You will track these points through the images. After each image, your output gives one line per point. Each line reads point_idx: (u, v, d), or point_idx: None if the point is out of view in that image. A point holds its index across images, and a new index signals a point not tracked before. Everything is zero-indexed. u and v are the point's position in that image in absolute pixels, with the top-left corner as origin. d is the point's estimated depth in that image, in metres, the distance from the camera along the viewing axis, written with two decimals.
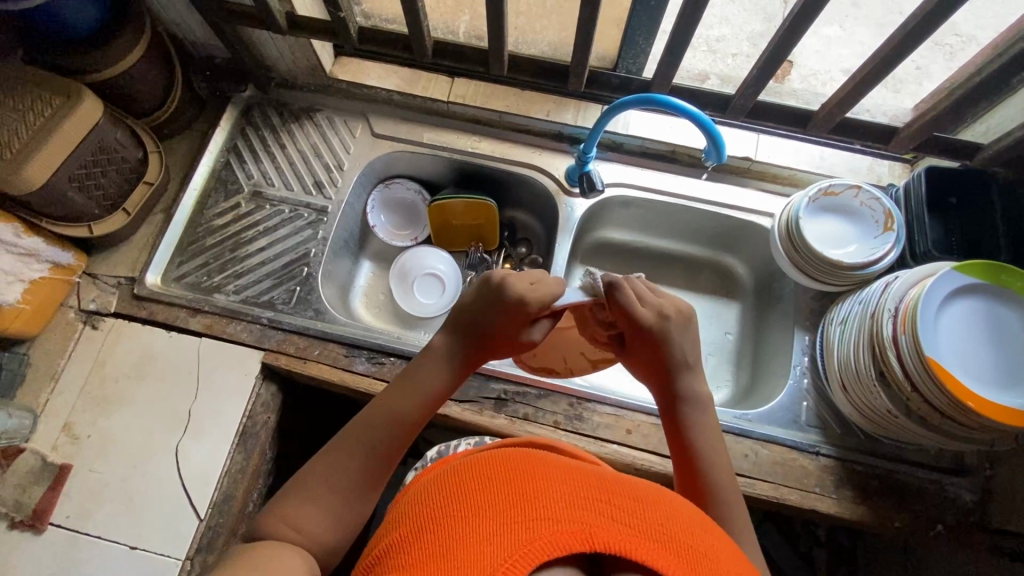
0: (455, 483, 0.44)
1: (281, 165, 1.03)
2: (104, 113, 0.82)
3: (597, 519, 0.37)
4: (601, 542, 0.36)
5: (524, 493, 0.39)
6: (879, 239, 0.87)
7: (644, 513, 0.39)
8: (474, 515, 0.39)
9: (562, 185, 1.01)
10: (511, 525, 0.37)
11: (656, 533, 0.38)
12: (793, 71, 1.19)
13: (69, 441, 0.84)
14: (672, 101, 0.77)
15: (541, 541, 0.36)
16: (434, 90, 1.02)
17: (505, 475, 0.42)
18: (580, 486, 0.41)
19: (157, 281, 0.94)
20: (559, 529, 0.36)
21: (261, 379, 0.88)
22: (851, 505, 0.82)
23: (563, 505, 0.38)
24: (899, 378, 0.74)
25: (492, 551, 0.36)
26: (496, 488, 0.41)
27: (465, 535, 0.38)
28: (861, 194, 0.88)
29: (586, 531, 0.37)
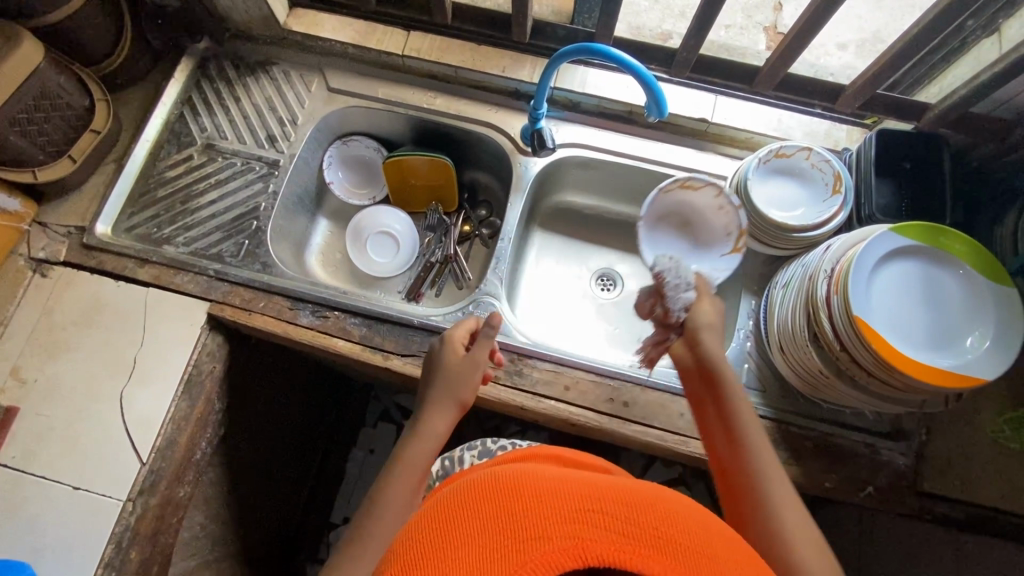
0: (443, 512, 0.43)
1: (234, 118, 1.02)
2: (45, 57, 0.82)
3: (588, 532, 0.38)
4: (596, 556, 0.37)
5: (513, 518, 0.40)
6: (827, 202, 0.86)
7: (638, 517, 0.39)
8: (464, 547, 0.39)
9: (517, 144, 1.00)
10: (505, 554, 0.37)
11: (653, 538, 0.38)
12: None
13: (17, 384, 0.86)
14: (612, 52, 0.75)
15: (536, 565, 0.37)
16: (389, 43, 1.00)
17: (490, 498, 0.42)
18: (568, 492, 0.41)
19: (107, 232, 0.94)
20: (554, 549, 0.37)
21: (206, 329, 0.89)
22: (784, 465, 0.82)
23: (555, 521, 0.38)
24: (830, 339, 0.74)
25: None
26: (485, 513, 0.41)
27: (461, 565, 0.38)
28: (812, 156, 0.87)
29: (579, 546, 0.37)
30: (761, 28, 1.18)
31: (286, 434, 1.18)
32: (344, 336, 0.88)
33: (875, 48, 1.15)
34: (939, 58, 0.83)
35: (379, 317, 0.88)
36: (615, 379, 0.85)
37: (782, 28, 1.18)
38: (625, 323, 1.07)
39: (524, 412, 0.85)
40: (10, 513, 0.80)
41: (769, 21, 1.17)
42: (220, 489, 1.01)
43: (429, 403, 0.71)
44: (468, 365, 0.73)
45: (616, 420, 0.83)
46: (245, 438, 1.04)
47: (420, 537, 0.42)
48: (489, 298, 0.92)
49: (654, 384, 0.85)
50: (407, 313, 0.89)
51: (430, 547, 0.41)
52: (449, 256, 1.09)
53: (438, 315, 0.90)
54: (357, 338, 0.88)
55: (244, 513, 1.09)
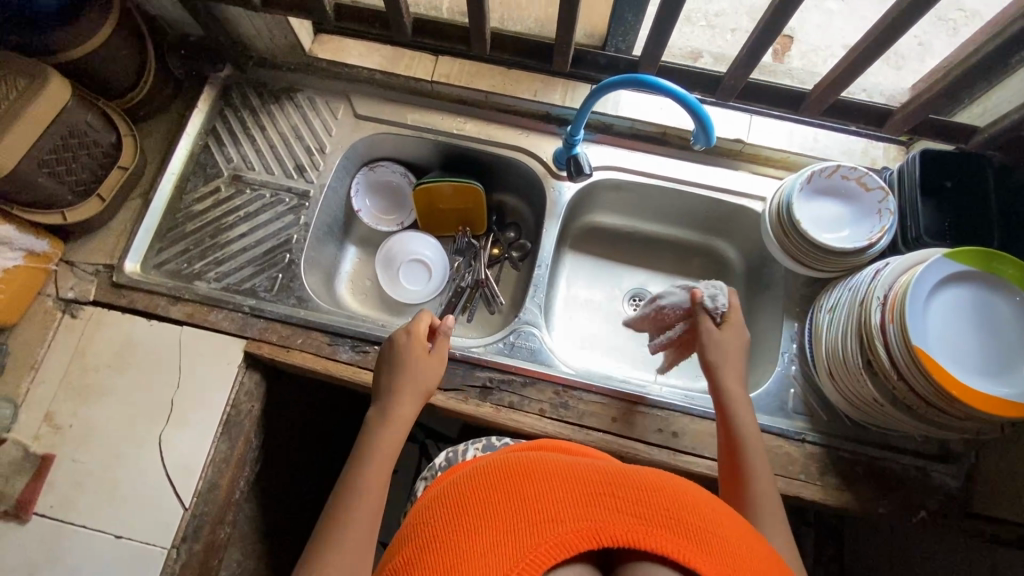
0: (454, 501, 0.45)
1: (261, 148, 1.00)
2: (73, 95, 0.80)
3: (602, 516, 0.40)
4: (607, 536, 0.39)
5: (523, 501, 0.42)
6: (858, 241, 0.84)
7: (650, 501, 0.42)
8: (477, 524, 0.42)
9: (550, 168, 0.98)
10: (520, 530, 0.40)
11: (664, 520, 0.40)
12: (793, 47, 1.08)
13: (51, 431, 0.83)
14: (659, 82, 0.73)
15: (550, 544, 0.38)
16: (418, 69, 0.99)
17: (504, 480, 0.44)
18: (579, 480, 0.43)
19: (136, 269, 0.92)
20: (567, 529, 0.39)
21: (244, 367, 0.87)
22: (836, 492, 0.82)
23: (568, 505, 0.41)
24: (886, 366, 0.73)
25: (500, 563, 0.38)
26: (496, 497, 0.43)
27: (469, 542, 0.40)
28: (885, 202, 0.84)
29: (592, 529, 0.39)
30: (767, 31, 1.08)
31: None
32: None
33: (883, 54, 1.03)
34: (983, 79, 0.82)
35: None
36: (663, 408, 0.84)
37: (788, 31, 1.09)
38: None
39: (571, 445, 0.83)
40: (51, 565, 0.78)
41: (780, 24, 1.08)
42: (257, 525, 0.99)
43: (396, 393, 0.73)
44: (434, 361, 0.76)
45: (666, 451, 0.82)
46: (278, 471, 1.03)
47: (438, 514, 0.45)
48: (529, 328, 0.91)
49: (702, 413, 0.84)
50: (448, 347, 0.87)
51: (447, 523, 0.43)
52: (480, 281, 1.06)
53: (479, 347, 0.89)
54: None
55: None
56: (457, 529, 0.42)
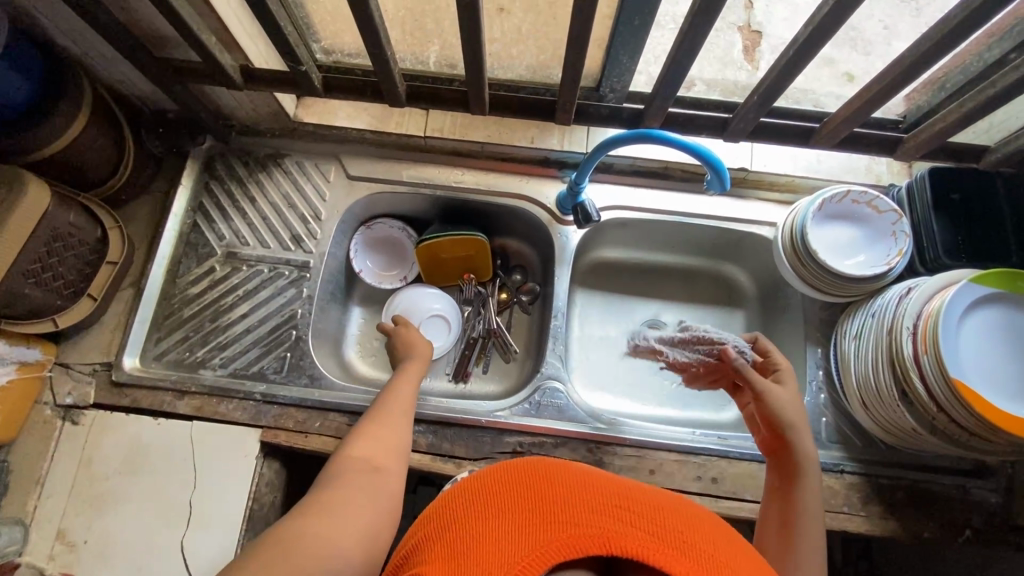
0: (474, 488, 0.48)
1: (253, 221, 0.96)
2: (52, 198, 0.75)
3: (615, 525, 0.41)
4: (618, 547, 0.40)
5: (537, 501, 0.43)
6: (876, 266, 0.83)
7: (665, 520, 0.42)
8: (495, 514, 0.44)
9: (555, 214, 0.96)
10: (533, 527, 0.41)
11: (675, 541, 0.40)
12: (762, 42, 0.98)
13: (64, 549, 0.79)
14: (668, 135, 0.72)
15: (562, 543, 0.40)
16: (409, 126, 0.96)
17: (528, 485, 0.46)
18: (599, 491, 0.44)
19: (136, 364, 0.88)
20: (578, 533, 0.40)
21: (262, 458, 0.83)
22: (881, 521, 0.81)
23: (582, 511, 0.42)
24: (923, 398, 0.72)
25: (511, 550, 0.40)
26: (516, 493, 0.45)
27: (481, 527, 0.42)
28: (898, 224, 0.83)
29: (605, 536, 0.40)
30: (734, 27, 0.99)
31: None
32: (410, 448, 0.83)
33: (845, 36, 0.86)
34: None
35: (443, 422, 0.84)
36: (700, 454, 0.82)
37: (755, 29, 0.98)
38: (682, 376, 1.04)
39: None
40: None
41: (741, 19, 0.98)
42: None
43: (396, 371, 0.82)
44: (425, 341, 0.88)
45: (708, 500, 0.80)
46: None
47: (460, 499, 0.47)
48: (553, 383, 0.88)
49: (739, 455, 0.82)
50: (473, 413, 0.85)
51: (461, 509, 0.46)
52: (492, 330, 1.04)
53: (504, 410, 0.86)
54: (424, 447, 0.83)
55: None
56: (475, 513, 0.45)
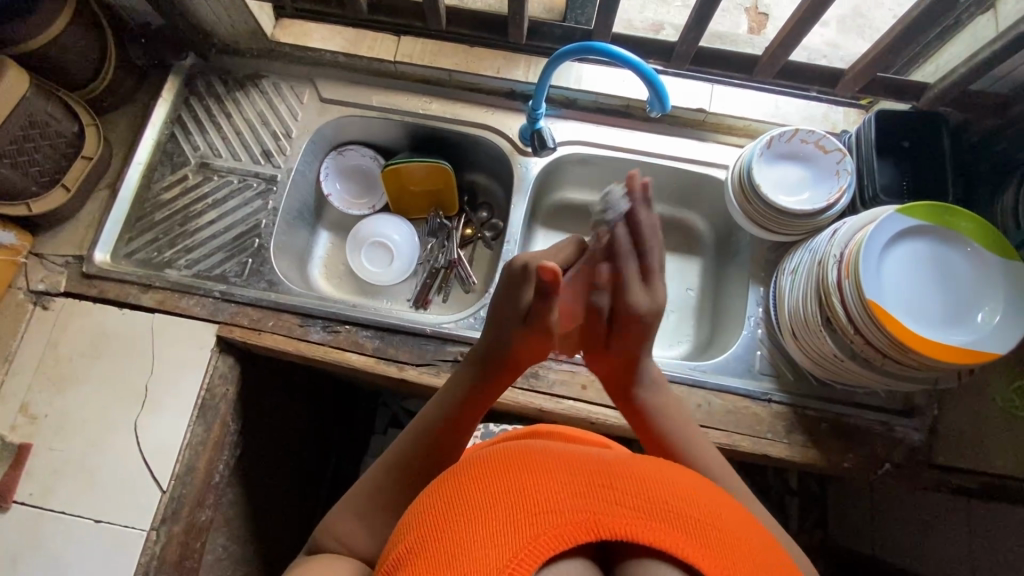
0: (454, 486, 0.42)
1: (227, 135, 1.01)
2: (30, 85, 0.80)
3: (603, 507, 0.38)
4: (608, 529, 0.38)
5: (521, 492, 0.39)
6: (819, 204, 0.85)
7: (651, 495, 0.40)
8: (479, 514, 0.39)
9: (516, 145, 0.99)
10: (520, 521, 0.38)
11: (664, 515, 0.39)
12: (768, 24, 1.10)
13: (27, 421, 0.84)
14: (610, 49, 0.74)
15: (550, 535, 0.37)
16: (381, 50, 1.00)
17: (501, 472, 0.42)
18: (577, 467, 0.41)
19: (106, 259, 0.93)
20: (566, 522, 0.38)
21: (216, 352, 0.88)
22: (802, 449, 0.84)
23: (566, 495, 0.39)
24: (844, 323, 0.74)
25: (503, 554, 0.36)
26: (497, 485, 0.40)
27: (470, 536, 0.38)
28: (843, 163, 0.85)
29: (592, 520, 0.38)
30: (742, 8, 1.11)
31: (302, 451, 1.17)
32: (357, 350, 0.87)
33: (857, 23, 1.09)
34: (936, 38, 0.85)
35: (390, 328, 0.88)
36: None
37: (763, 9, 1.11)
38: None
39: (543, 413, 0.85)
40: (33, 551, 0.79)
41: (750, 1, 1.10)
42: (240, 510, 1.00)
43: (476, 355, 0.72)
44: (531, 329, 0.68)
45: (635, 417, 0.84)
46: (259, 457, 1.03)
47: (437, 501, 0.42)
48: None
49: (669, 377, 0.86)
50: (419, 323, 0.89)
51: (443, 514, 0.41)
52: (453, 262, 1.06)
53: (450, 323, 0.90)
54: (371, 350, 0.87)
55: (266, 532, 1.08)
56: (458, 516, 0.40)
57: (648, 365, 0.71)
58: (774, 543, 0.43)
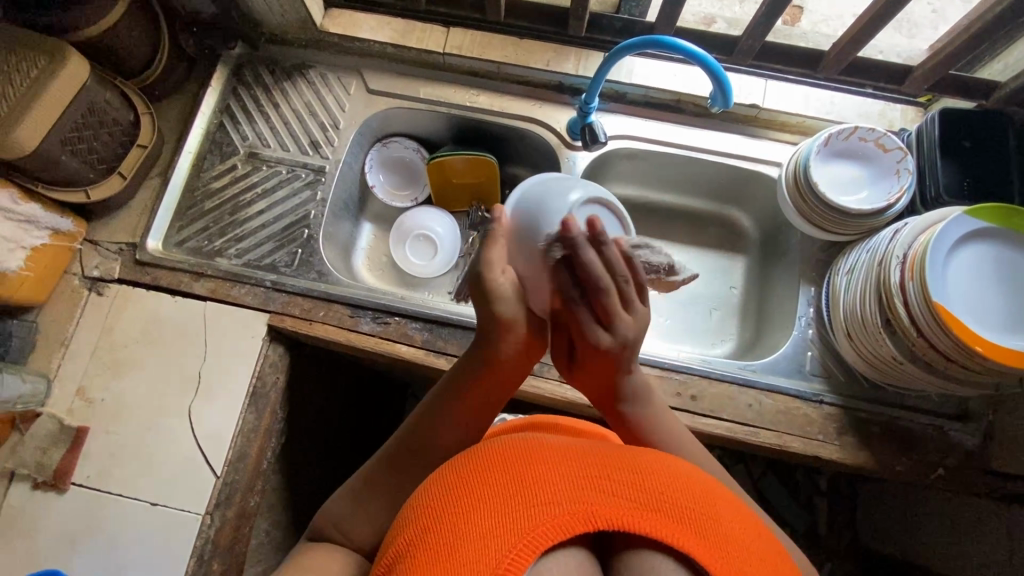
0: (457, 480, 0.45)
1: (275, 125, 1.01)
2: (91, 74, 0.80)
3: (599, 499, 0.41)
4: (604, 519, 0.40)
5: (521, 486, 0.42)
6: (880, 203, 0.83)
7: (646, 486, 0.42)
8: (481, 506, 0.42)
9: (564, 139, 0.98)
10: (522, 513, 0.41)
11: (657, 505, 0.41)
12: (802, 18, 1.06)
13: (84, 404, 0.86)
14: (677, 42, 0.73)
15: (550, 525, 0.40)
16: (430, 41, 0.99)
17: (500, 467, 0.45)
18: (575, 462, 0.44)
19: (158, 247, 0.94)
20: (564, 513, 0.40)
21: (267, 341, 0.88)
22: (853, 451, 0.83)
23: (565, 488, 0.41)
24: (905, 324, 0.73)
25: (505, 543, 0.39)
26: (499, 481, 0.43)
27: (470, 527, 0.41)
28: (903, 161, 0.84)
29: (590, 512, 0.40)
30: None
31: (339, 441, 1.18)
32: (407, 342, 0.88)
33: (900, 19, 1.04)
34: (1003, 36, 0.84)
35: (439, 321, 0.88)
36: (682, 372, 0.86)
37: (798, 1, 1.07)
38: (677, 313, 1.05)
39: (591, 410, 0.86)
40: (91, 532, 0.81)
41: None
42: (284, 495, 1.02)
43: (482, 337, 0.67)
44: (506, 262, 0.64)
45: (686, 414, 0.83)
46: (302, 445, 1.04)
47: (443, 492, 0.45)
48: None
49: (720, 375, 0.86)
50: (468, 316, 0.89)
51: (446, 506, 0.44)
52: None
53: None
54: (420, 343, 0.88)
55: (306, 519, 1.10)
56: (462, 508, 0.43)
57: (636, 401, 0.69)
58: (760, 527, 0.45)
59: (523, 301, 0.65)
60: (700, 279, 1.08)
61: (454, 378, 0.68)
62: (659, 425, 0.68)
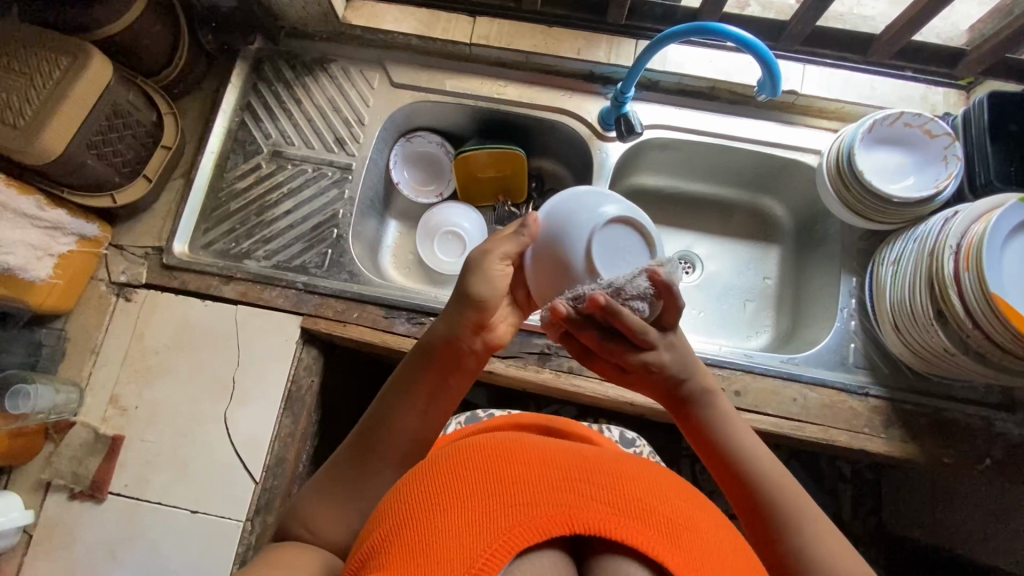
0: (428, 476, 0.41)
1: (298, 122, 0.98)
2: (114, 74, 0.78)
3: (578, 501, 0.37)
4: (583, 523, 0.36)
5: (495, 485, 0.38)
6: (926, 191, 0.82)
7: (629, 490, 0.39)
8: (451, 505, 0.38)
9: (596, 130, 0.96)
10: (496, 513, 0.37)
11: (638, 510, 0.37)
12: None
13: (117, 412, 0.84)
14: (726, 29, 0.71)
15: (523, 526, 0.36)
16: (456, 32, 0.97)
17: (473, 463, 0.41)
18: (555, 461, 0.40)
19: (184, 250, 0.92)
20: (543, 515, 0.36)
21: (302, 344, 0.87)
22: (900, 444, 0.82)
23: (544, 488, 0.37)
24: (960, 316, 0.71)
25: (477, 545, 0.35)
26: (474, 478, 0.39)
27: (437, 526, 0.36)
28: (950, 148, 0.82)
29: (567, 514, 0.36)
30: None
31: None
32: None
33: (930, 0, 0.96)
34: None
35: None
36: (724, 367, 0.84)
37: None
38: (711, 306, 1.03)
39: (633, 407, 0.84)
40: (131, 542, 0.80)
41: None
42: None
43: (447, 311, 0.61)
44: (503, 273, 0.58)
45: None
46: None
47: (412, 490, 0.41)
48: None
49: (764, 370, 0.84)
50: None
51: (414, 505, 0.39)
52: None
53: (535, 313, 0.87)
54: None
55: None
56: (432, 506, 0.38)
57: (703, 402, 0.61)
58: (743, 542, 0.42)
59: (505, 287, 0.59)
60: (734, 270, 1.06)
61: (416, 359, 0.61)
62: (728, 427, 0.61)
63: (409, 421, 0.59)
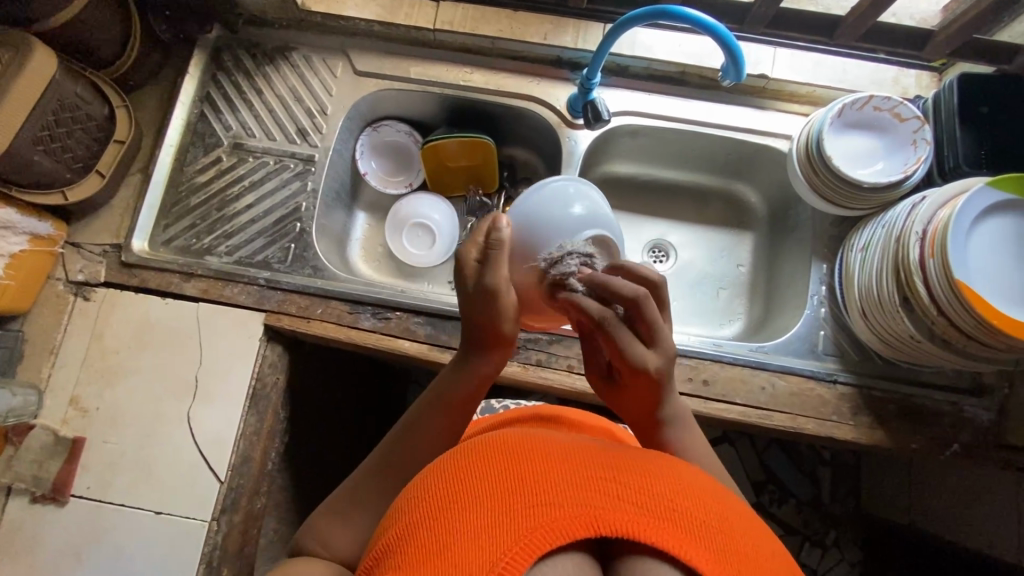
0: (441, 477, 0.38)
1: (259, 113, 0.96)
2: (59, 66, 0.75)
3: (604, 501, 0.33)
4: (608, 525, 0.32)
5: (515, 484, 0.35)
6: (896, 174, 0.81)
7: (656, 491, 0.35)
8: (465, 505, 0.34)
9: (565, 117, 0.93)
10: (514, 513, 0.33)
11: (671, 513, 0.33)
12: None
13: (78, 414, 0.83)
14: (686, 12, 0.69)
15: (546, 527, 0.32)
16: (419, 18, 0.94)
17: (492, 460, 0.37)
18: (581, 461, 0.37)
19: (144, 247, 0.90)
20: (565, 515, 0.32)
21: (265, 341, 0.85)
22: (868, 430, 0.82)
23: (569, 488, 0.34)
24: (925, 303, 0.71)
25: (491, 548, 0.31)
26: (493, 476, 0.36)
27: (450, 528, 0.33)
28: (920, 130, 0.80)
29: (591, 515, 0.32)
30: None
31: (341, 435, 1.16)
32: (409, 337, 0.85)
33: None
34: None
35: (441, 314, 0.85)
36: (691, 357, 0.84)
37: None
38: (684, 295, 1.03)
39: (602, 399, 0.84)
40: (96, 544, 0.79)
41: None
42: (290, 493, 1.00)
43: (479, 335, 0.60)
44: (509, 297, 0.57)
45: (698, 400, 0.82)
46: (305, 443, 1.02)
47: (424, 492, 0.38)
48: None
49: (732, 359, 0.84)
50: None
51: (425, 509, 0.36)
52: None
53: None
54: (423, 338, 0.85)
55: None
56: (444, 508, 0.35)
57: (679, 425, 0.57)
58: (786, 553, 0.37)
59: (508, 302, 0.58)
60: (708, 258, 1.05)
61: (449, 376, 0.60)
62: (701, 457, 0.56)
63: (431, 442, 0.58)
